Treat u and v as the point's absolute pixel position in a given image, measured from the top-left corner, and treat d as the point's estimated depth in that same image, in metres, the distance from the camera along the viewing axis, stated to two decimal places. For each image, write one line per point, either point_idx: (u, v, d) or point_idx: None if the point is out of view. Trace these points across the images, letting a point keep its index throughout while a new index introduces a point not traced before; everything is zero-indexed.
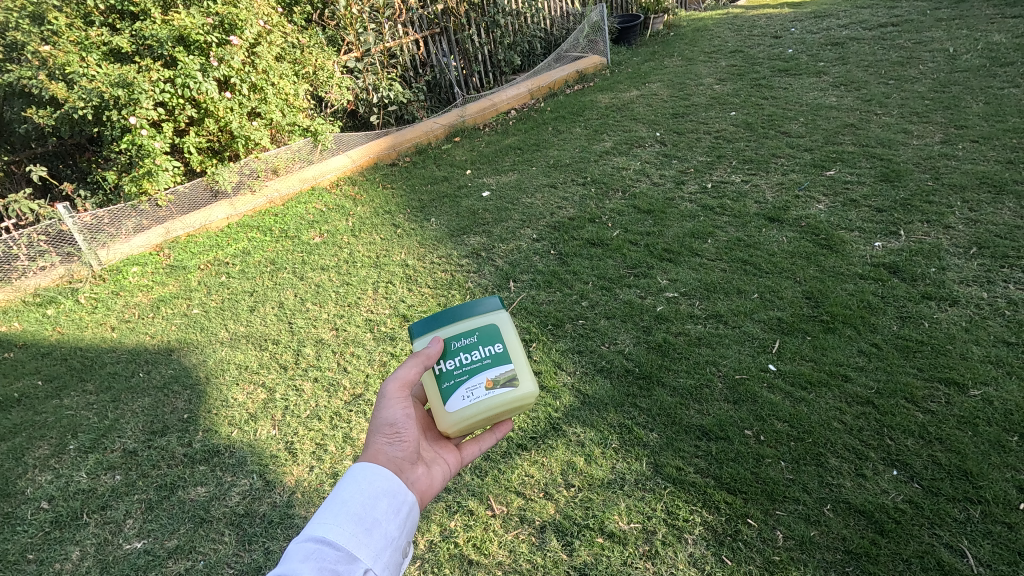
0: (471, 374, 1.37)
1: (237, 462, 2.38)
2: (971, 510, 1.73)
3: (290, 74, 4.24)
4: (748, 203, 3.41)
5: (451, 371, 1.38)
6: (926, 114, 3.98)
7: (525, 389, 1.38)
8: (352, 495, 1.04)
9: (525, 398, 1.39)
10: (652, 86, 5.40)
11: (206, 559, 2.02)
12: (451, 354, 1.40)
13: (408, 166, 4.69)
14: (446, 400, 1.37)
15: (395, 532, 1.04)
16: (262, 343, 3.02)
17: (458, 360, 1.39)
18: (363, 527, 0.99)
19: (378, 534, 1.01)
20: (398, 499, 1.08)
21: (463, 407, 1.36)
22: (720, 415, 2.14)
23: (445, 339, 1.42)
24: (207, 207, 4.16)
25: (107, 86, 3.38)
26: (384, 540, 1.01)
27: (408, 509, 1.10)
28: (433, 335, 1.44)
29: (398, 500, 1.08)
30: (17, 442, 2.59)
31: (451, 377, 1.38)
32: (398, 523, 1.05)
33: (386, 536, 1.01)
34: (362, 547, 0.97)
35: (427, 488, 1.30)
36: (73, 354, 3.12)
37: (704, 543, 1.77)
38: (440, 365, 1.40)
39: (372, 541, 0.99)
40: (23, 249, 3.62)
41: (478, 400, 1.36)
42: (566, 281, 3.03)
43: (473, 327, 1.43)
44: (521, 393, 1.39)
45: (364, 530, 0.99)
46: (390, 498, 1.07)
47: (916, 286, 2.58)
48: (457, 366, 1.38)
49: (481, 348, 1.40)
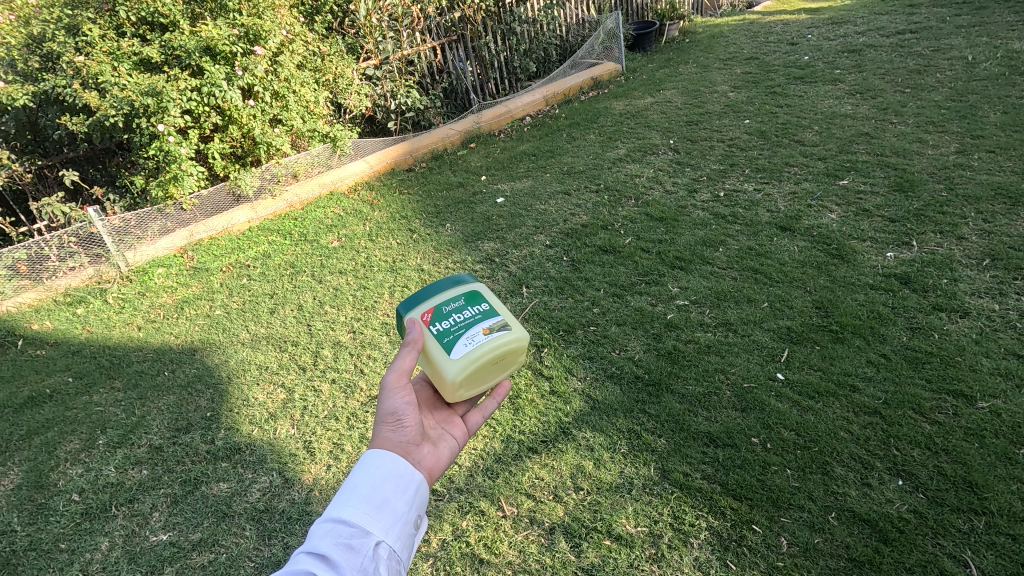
0: (467, 326, 1.41)
1: (258, 459, 2.47)
2: (975, 521, 1.76)
3: (311, 82, 4.35)
4: (760, 211, 3.43)
5: (448, 328, 1.41)
6: (942, 123, 3.97)
7: (518, 331, 1.45)
8: (361, 478, 1.06)
9: (521, 339, 1.45)
10: (666, 92, 5.44)
11: (229, 552, 2.11)
12: (444, 316, 1.43)
13: (425, 172, 4.78)
14: (448, 351, 1.37)
15: (404, 507, 1.06)
16: (282, 344, 3.11)
17: (451, 318, 1.42)
18: (373, 505, 1.02)
19: (389, 510, 1.03)
20: (406, 478, 1.10)
21: (466, 352, 1.37)
22: (727, 423, 2.18)
23: (435, 306, 1.46)
24: (230, 210, 4.28)
25: (137, 94, 3.47)
26: (394, 515, 1.03)
27: (417, 485, 1.11)
28: (422, 306, 1.46)
29: (405, 478, 1.09)
30: (49, 436, 2.71)
31: (449, 332, 1.40)
32: (408, 499, 1.07)
33: (396, 512, 1.03)
34: (374, 522, 0.99)
35: (433, 465, 1.31)
36: (101, 352, 3.24)
37: (709, 548, 1.81)
38: (435, 326, 1.42)
39: (383, 516, 1.01)
40: (54, 250, 3.74)
41: (478, 343, 1.39)
42: (578, 287, 3.08)
43: (458, 293, 1.49)
44: (514, 336, 1.45)
45: (374, 507, 1.01)
46: (397, 477, 1.08)
47: (926, 297, 2.59)
48: (453, 322, 1.41)
49: (470, 306, 1.46)
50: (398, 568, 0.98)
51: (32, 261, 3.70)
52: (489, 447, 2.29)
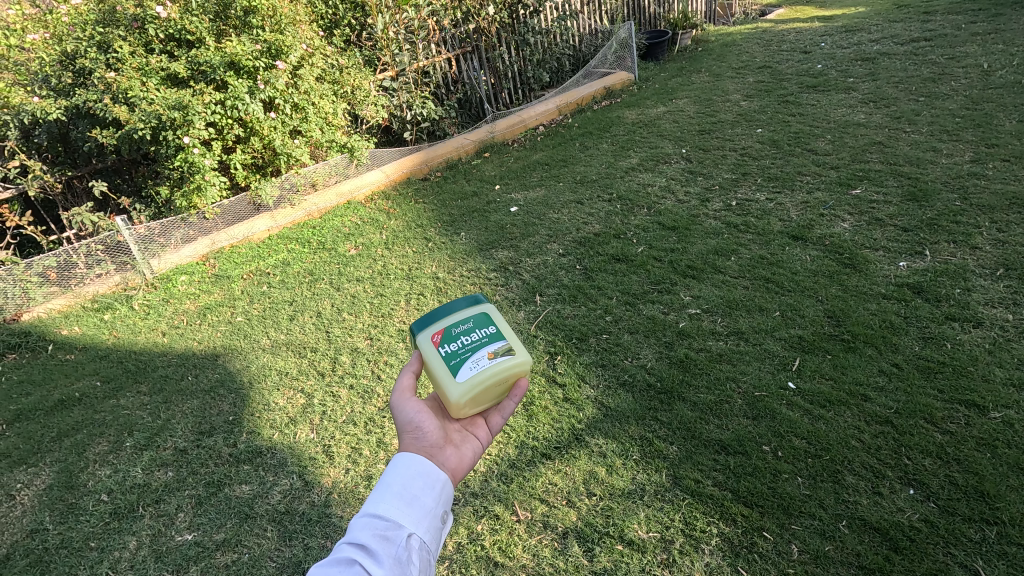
0: (474, 351, 1.41)
1: (278, 462, 2.54)
2: (987, 531, 1.77)
3: (330, 94, 4.46)
4: (772, 221, 3.46)
5: (455, 351, 1.41)
6: (956, 132, 3.97)
7: (522, 356, 1.44)
8: (392, 475, 1.12)
9: (524, 365, 1.44)
10: (679, 102, 5.47)
11: (251, 553, 2.18)
12: (453, 338, 1.44)
13: (440, 181, 4.86)
14: (453, 374, 1.38)
15: (432, 502, 1.10)
16: (301, 350, 3.19)
17: (459, 341, 1.43)
18: (405, 500, 1.07)
19: (418, 504, 1.08)
20: (433, 476, 1.14)
21: (471, 376, 1.37)
22: (738, 431, 2.21)
23: (445, 328, 1.46)
24: (250, 219, 4.39)
25: (165, 108, 3.59)
26: (423, 509, 1.08)
27: (444, 482, 1.16)
28: (433, 328, 1.47)
29: (433, 475, 1.14)
30: (79, 438, 2.81)
31: (456, 354, 1.40)
32: (435, 494, 1.12)
33: (425, 506, 1.08)
34: (406, 515, 1.05)
35: (459, 466, 1.30)
36: (128, 357, 3.35)
37: (720, 554, 1.84)
38: (443, 348, 1.43)
39: (414, 510, 1.06)
40: (83, 258, 3.87)
41: (482, 369, 1.39)
42: (591, 296, 3.13)
43: (467, 316, 1.49)
44: (518, 361, 1.44)
45: (405, 502, 1.07)
46: (424, 474, 1.13)
47: (939, 307, 2.60)
48: (460, 345, 1.42)
49: (478, 329, 1.46)
50: (429, 558, 1.02)
51: (62, 269, 3.84)
52: (503, 453, 2.34)
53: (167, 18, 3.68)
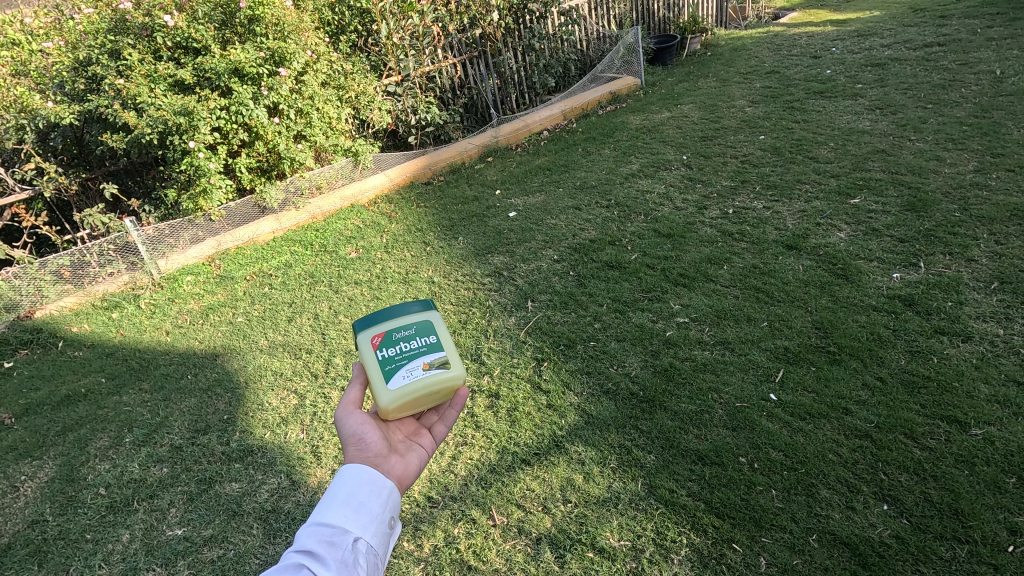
0: (409, 360, 1.46)
1: (268, 461, 2.61)
2: (958, 549, 1.76)
3: (334, 99, 4.55)
4: (767, 229, 3.44)
5: (392, 357, 1.45)
6: (962, 140, 3.90)
7: (456, 371, 1.49)
8: (339, 485, 1.15)
9: (456, 379, 1.50)
10: (684, 107, 5.46)
11: (237, 549, 2.24)
12: (392, 342, 1.48)
13: (442, 185, 4.92)
14: (386, 380, 1.43)
15: (379, 507, 1.15)
16: (297, 352, 3.27)
17: (398, 347, 1.47)
18: (351, 506, 1.11)
19: (365, 510, 1.12)
20: (378, 483, 1.19)
21: (403, 385, 1.42)
22: (716, 441, 2.21)
23: (387, 331, 1.50)
24: (255, 221, 4.49)
25: (171, 114, 3.71)
26: (369, 514, 1.12)
27: (390, 489, 1.21)
28: (374, 329, 1.51)
29: (379, 482, 1.19)
30: (82, 433, 2.91)
31: (392, 360, 1.45)
32: (381, 500, 1.16)
33: (372, 512, 1.13)
34: (352, 521, 1.09)
35: (404, 474, 1.34)
36: (132, 355, 3.46)
37: (689, 564, 1.86)
38: (381, 351, 1.46)
39: (361, 516, 1.11)
40: (94, 257, 4.00)
41: (413, 379, 1.44)
42: (582, 302, 3.15)
43: (410, 322, 1.53)
44: (452, 375, 1.50)
45: (351, 509, 1.11)
46: (371, 482, 1.18)
47: (929, 320, 2.57)
48: (398, 351, 1.46)
49: (419, 337, 1.51)
50: (376, 561, 1.07)
51: (74, 268, 3.97)
52: (484, 458, 2.38)
53: (175, 27, 3.81)
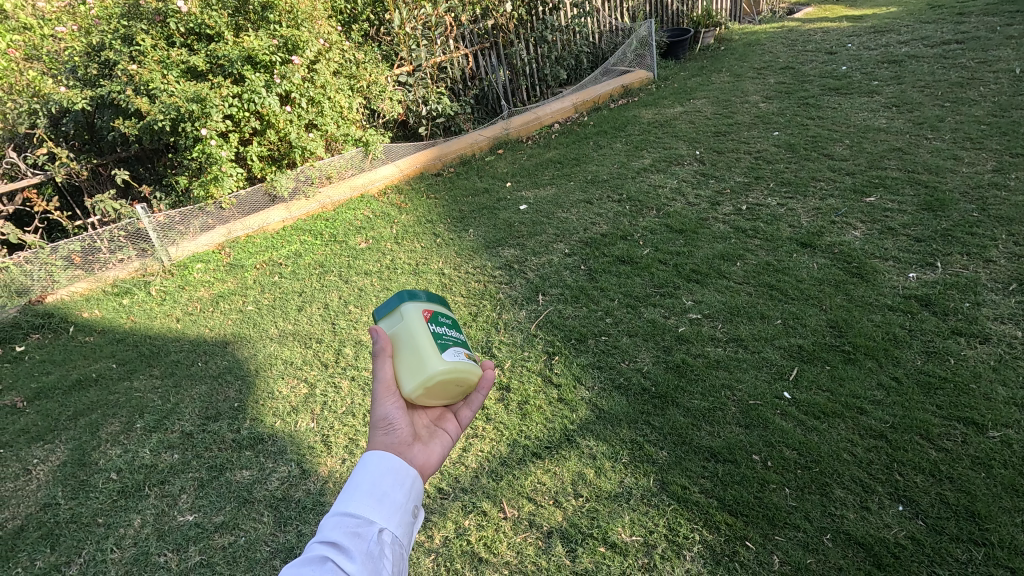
0: (455, 343, 1.47)
1: (279, 450, 2.61)
2: (974, 551, 1.74)
3: (346, 89, 4.54)
4: (781, 226, 3.41)
5: (442, 334, 1.45)
6: (980, 139, 3.86)
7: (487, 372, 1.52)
8: (361, 474, 1.10)
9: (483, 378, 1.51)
10: (697, 102, 5.41)
11: (247, 536, 2.25)
12: (439, 323, 1.49)
13: (452, 177, 4.90)
14: (439, 351, 1.40)
15: (402, 497, 1.10)
16: (307, 341, 3.27)
17: (444, 328, 1.48)
18: (375, 496, 1.06)
19: (388, 501, 1.07)
20: (402, 472, 1.14)
21: (454, 361, 1.41)
22: (730, 439, 2.20)
23: (433, 312, 1.51)
24: (265, 210, 4.48)
25: (183, 101, 3.71)
26: (393, 504, 1.07)
27: (413, 478, 1.15)
28: (422, 306, 1.50)
29: (402, 472, 1.13)
30: (93, 418, 2.92)
31: (442, 336, 1.44)
32: (405, 490, 1.11)
33: (395, 502, 1.07)
34: (376, 511, 1.04)
35: (428, 463, 1.28)
36: (143, 341, 3.46)
37: (701, 561, 1.85)
38: (431, 325, 1.45)
39: (384, 506, 1.06)
40: (105, 243, 4.00)
41: (461, 359, 1.44)
42: (593, 297, 3.13)
43: (448, 313, 1.56)
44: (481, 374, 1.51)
45: (375, 499, 1.06)
46: (394, 471, 1.12)
47: (946, 321, 2.55)
48: (446, 332, 1.47)
49: (456, 329, 1.54)
50: (402, 552, 1.02)
51: (85, 254, 3.97)
52: (495, 450, 2.37)
53: (188, 12, 3.79)
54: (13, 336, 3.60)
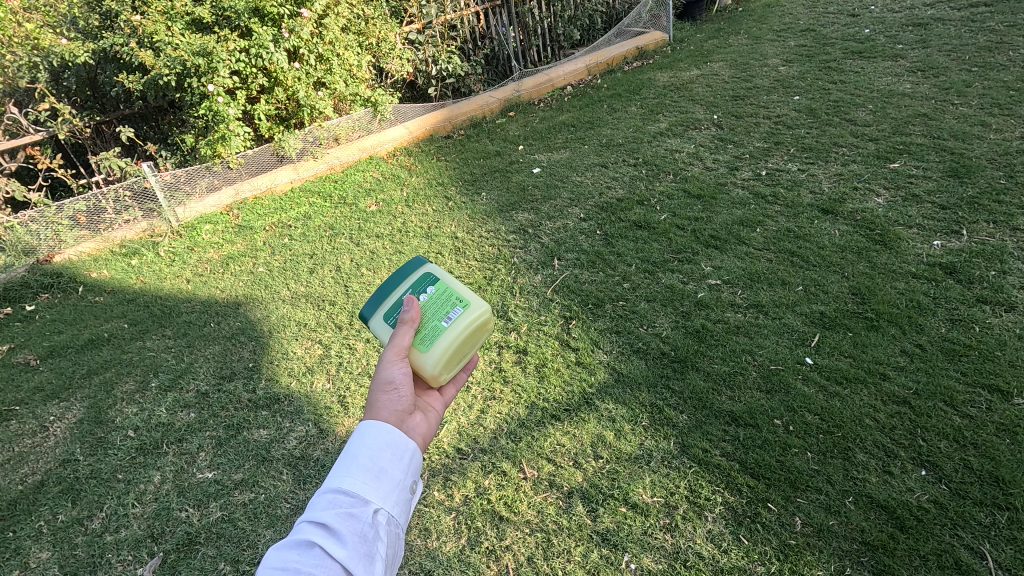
0: None
1: (295, 410, 2.61)
2: (997, 515, 1.76)
3: (355, 46, 4.40)
4: (802, 192, 3.35)
5: None
6: (1009, 106, 3.75)
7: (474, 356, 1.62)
8: (358, 447, 1.00)
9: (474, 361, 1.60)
10: (714, 65, 5.26)
11: (267, 493, 2.27)
12: None
13: (463, 139, 4.80)
14: None
15: (401, 474, 1.01)
16: (320, 303, 3.24)
17: None
18: (371, 473, 0.97)
19: (387, 478, 0.98)
20: (402, 447, 1.04)
21: None
22: (751, 403, 2.19)
23: None
24: (273, 170, 4.40)
25: (189, 54, 3.61)
26: (391, 482, 0.98)
27: (414, 450, 1.06)
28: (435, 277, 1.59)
29: (402, 445, 1.04)
30: (107, 376, 2.92)
31: None
32: (405, 465, 1.02)
33: (394, 478, 0.99)
34: (373, 489, 0.95)
35: (427, 432, 1.24)
36: (154, 302, 3.44)
37: (723, 522, 1.86)
38: None
39: (382, 483, 0.97)
40: (111, 203, 3.93)
41: None
42: (610, 262, 3.09)
43: None
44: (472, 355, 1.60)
45: (372, 475, 0.97)
46: (393, 444, 1.03)
47: (971, 289, 2.52)
48: None
49: None
50: (397, 534, 0.95)
51: (91, 213, 3.91)
52: (514, 412, 2.37)
53: None
54: (22, 295, 3.57)
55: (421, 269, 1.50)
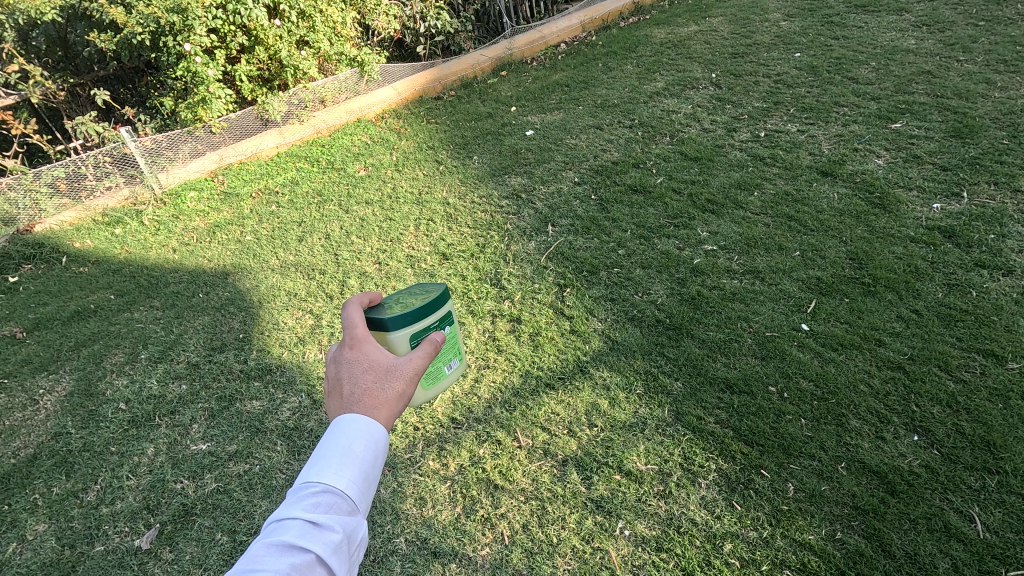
0: None
1: (287, 380, 2.59)
2: (987, 479, 1.77)
3: (338, 2, 4.21)
4: (801, 154, 3.27)
5: None
6: (1015, 62, 3.65)
7: None
8: (358, 447, 0.97)
9: None
10: (713, 20, 5.07)
11: (262, 464, 2.26)
12: None
13: (453, 101, 4.65)
14: None
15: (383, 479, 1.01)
16: (309, 272, 3.18)
17: None
18: (365, 479, 0.95)
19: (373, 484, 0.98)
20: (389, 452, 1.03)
21: None
22: (745, 370, 2.18)
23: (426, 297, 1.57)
24: (258, 134, 4.26)
25: (163, 11, 3.44)
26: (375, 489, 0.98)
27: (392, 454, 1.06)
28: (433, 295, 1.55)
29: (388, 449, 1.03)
30: (95, 348, 2.88)
31: None
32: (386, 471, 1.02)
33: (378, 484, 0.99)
34: (363, 497, 0.94)
35: None
36: (140, 272, 3.36)
37: (716, 488, 1.87)
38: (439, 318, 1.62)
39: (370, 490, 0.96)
40: (91, 169, 3.80)
41: None
42: (605, 227, 3.03)
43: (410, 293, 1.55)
44: None
45: (365, 481, 0.95)
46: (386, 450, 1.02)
47: (969, 253, 2.49)
48: None
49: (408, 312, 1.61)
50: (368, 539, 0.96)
51: (71, 180, 3.78)
52: (507, 381, 2.35)
53: None
54: (5, 267, 3.48)
55: (445, 303, 1.48)
